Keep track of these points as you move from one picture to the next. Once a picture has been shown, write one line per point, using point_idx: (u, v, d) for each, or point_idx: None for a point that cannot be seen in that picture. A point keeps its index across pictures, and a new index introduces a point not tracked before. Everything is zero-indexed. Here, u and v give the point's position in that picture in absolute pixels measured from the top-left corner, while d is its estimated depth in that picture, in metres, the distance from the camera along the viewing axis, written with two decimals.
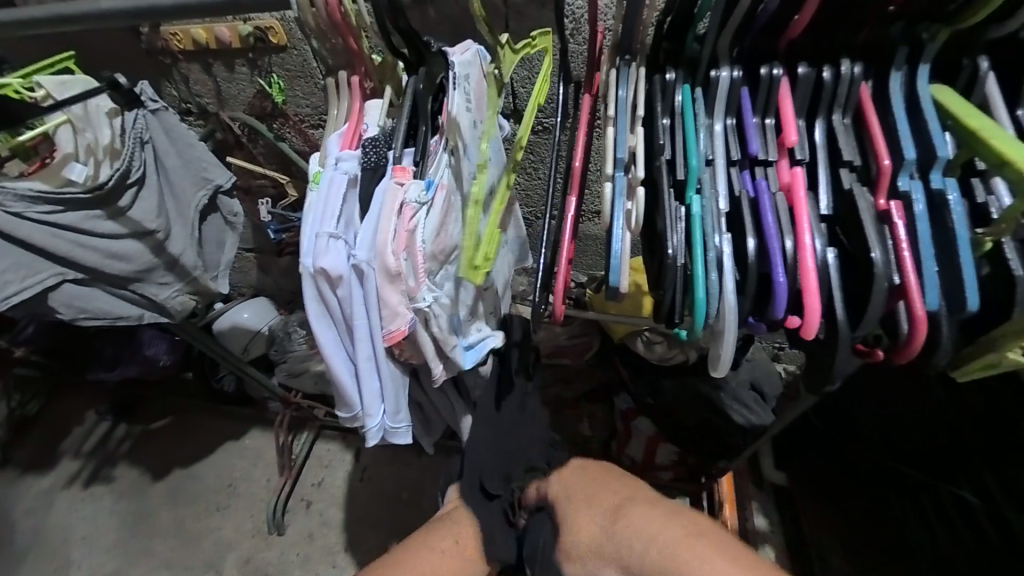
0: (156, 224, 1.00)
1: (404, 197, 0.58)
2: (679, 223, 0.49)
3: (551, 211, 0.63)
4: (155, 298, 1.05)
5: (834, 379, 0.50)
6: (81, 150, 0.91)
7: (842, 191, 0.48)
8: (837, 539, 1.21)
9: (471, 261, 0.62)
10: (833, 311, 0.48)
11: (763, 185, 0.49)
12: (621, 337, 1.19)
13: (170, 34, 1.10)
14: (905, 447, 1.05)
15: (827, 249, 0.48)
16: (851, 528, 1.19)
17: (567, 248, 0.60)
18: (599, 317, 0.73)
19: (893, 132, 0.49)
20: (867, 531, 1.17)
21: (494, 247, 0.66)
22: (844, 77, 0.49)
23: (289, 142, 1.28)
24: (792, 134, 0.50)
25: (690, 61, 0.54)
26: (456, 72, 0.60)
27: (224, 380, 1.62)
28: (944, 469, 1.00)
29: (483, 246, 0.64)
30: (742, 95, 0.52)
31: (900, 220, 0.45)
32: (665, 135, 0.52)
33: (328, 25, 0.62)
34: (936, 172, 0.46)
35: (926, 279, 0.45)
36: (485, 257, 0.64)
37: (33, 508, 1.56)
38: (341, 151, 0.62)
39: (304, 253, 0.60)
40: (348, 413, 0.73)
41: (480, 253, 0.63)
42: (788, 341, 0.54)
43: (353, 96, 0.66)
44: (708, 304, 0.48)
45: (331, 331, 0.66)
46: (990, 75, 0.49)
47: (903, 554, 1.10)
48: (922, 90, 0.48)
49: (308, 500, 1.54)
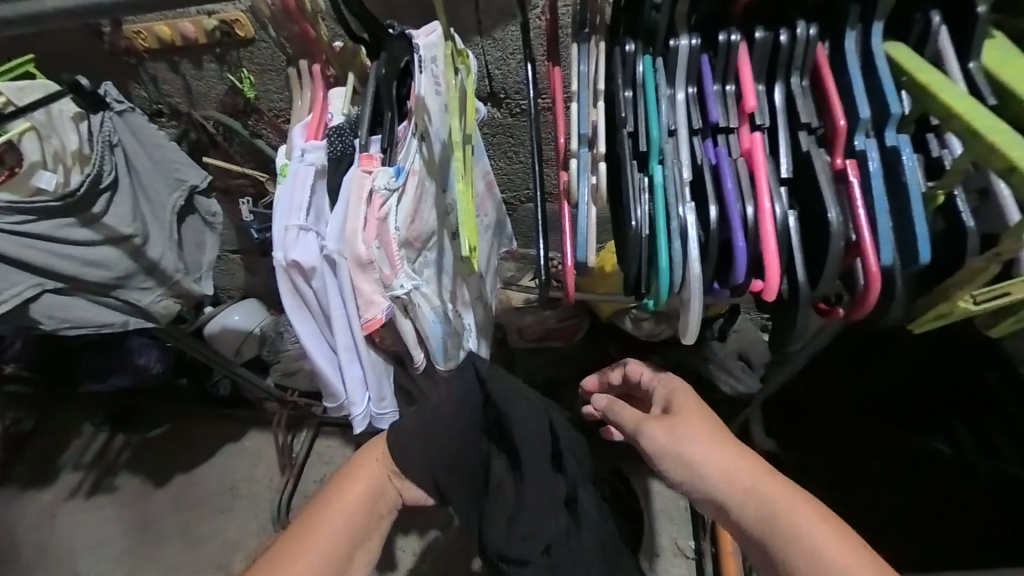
0: (132, 229, 0.98)
1: (372, 185, 0.58)
2: (643, 194, 0.50)
3: (538, 192, 0.64)
4: (138, 304, 1.04)
5: (798, 339, 0.51)
6: (49, 158, 0.90)
7: (800, 153, 0.49)
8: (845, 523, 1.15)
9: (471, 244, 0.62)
10: (793, 272, 0.49)
11: (723, 153, 0.50)
12: (609, 315, 1.20)
13: (132, 33, 1.07)
14: (907, 417, 1.08)
15: (788, 213, 0.48)
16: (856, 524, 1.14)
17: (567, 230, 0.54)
18: (587, 296, 0.77)
19: (848, 92, 0.49)
20: (857, 496, 1.13)
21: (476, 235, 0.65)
22: (800, 38, 0.50)
23: (265, 139, 1.26)
24: (751, 99, 0.51)
25: (649, 30, 0.53)
26: (422, 55, 0.60)
27: (219, 384, 1.60)
28: (928, 428, 1.06)
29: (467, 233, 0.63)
30: (702, 62, 0.52)
31: (855, 178, 0.46)
32: (628, 107, 0.51)
33: (282, 15, 0.60)
34: (890, 129, 0.47)
35: (880, 236, 0.45)
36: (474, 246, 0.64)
37: (37, 523, 1.57)
38: (306, 143, 0.62)
39: (275, 247, 0.60)
40: (336, 400, 0.73)
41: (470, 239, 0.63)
42: (753, 304, 0.54)
43: (315, 86, 0.65)
44: (671, 272, 0.49)
45: (310, 324, 0.66)
46: (941, 30, 0.50)
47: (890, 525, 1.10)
48: (875, 47, 0.49)
49: (311, 496, 1.56)
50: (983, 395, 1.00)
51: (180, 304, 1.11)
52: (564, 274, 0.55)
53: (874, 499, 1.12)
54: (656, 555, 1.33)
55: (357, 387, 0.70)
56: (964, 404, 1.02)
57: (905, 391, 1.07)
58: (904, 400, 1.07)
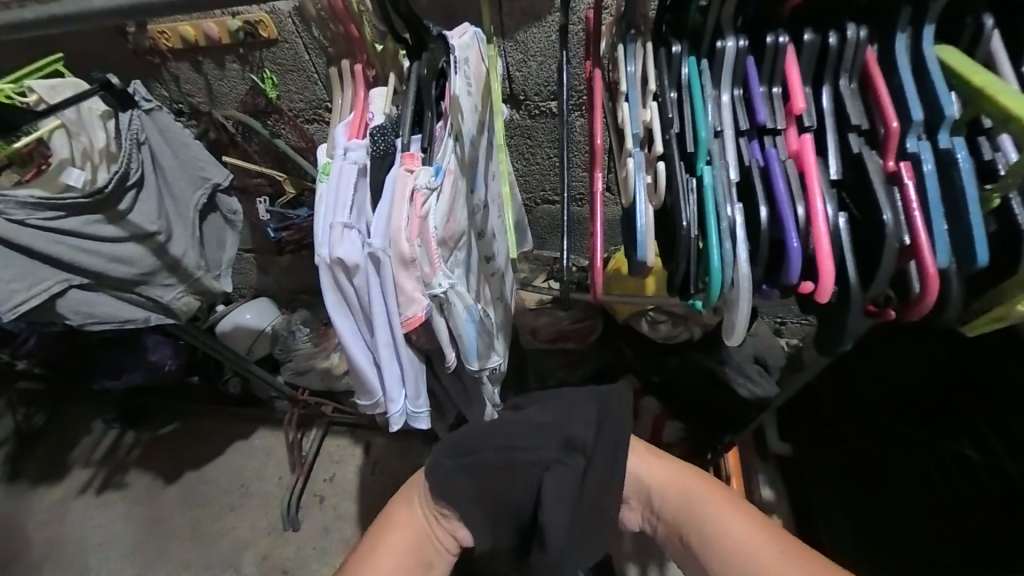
0: (156, 226, 0.99)
1: (414, 183, 0.58)
2: (691, 195, 0.50)
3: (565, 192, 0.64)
4: (160, 300, 1.04)
5: (848, 339, 0.51)
6: (77, 155, 0.90)
7: (850, 155, 0.49)
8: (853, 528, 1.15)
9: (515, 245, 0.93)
10: (845, 274, 0.49)
11: (772, 154, 0.50)
12: (625, 317, 1.20)
13: (157, 33, 1.08)
14: (920, 422, 1.10)
15: (839, 214, 0.48)
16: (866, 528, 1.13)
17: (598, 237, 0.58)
18: (608, 298, 0.75)
19: (899, 94, 0.49)
20: (858, 495, 1.17)
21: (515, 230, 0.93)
22: (850, 41, 0.50)
23: (284, 139, 1.27)
24: (800, 101, 0.50)
25: (694, 33, 0.54)
26: (457, 56, 0.61)
27: (230, 382, 1.61)
28: (945, 429, 1.05)
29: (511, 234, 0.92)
30: (748, 64, 0.52)
31: (910, 180, 0.46)
32: (674, 108, 0.52)
33: (328, 13, 0.60)
34: (943, 131, 0.47)
35: (936, 238, 0.46)
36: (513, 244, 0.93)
37: (48, 519, 1.57)
38: (348, 141, 0.62)
39: (320, 244, 0.60)
40: (372, 397, 0.73)
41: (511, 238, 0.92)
42: (799, 306, 0.54)
43: (356, 86, 0.65)
44: (723, 272, 0.48)
45: (349, 322, 0.67)
46: (994, 33, 0.50)
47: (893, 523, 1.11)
48: (927, 51, 0.49)
49: (320, 495, 1.56)
50: (982, 392, 1.00)
51: (200, 300, 1.12)
52: (591, 275, 0.60)
53: (879, 500, 1.14)
54: (668, 558, 1.32)
55: (396, 385, 0.70)
56: (964, 404, 1.02)
57: (907, 394, 1.11)
58: (904, 401, 1.12)
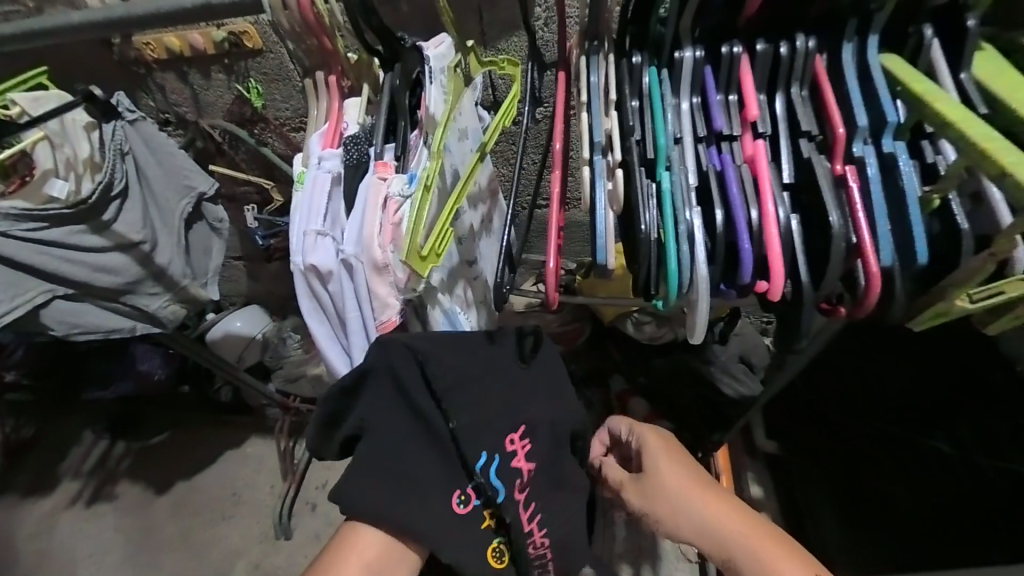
0: (141, 236, 0.99)
1: (387, 191, 0.59)
2: (651, 200, 0.52)
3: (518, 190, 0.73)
4: (146, 309, 1.05)
5: (802, 335, 0.53)
6: (61, 166, 0.91)
7: (802, 160, 0.51)
8: (843, 523, 1.17)
9: (415, 251, 0.57)
10: (797, 273, 0.51)
11: (728, 159, 0.52)
12: (611, 318, 1.22)
13: (142, 44, 1.09)
14: (906, 418, 1.11)
15: (790, 216, 0.50)
16: (863, 521, 1.15)
17: (553, 235, 0.60)
18: (586, 299, 0.77)
19: (846, 100, 0.52)
20: (847, 493, 1.18)
21: (445, 241, 0.61)
22: (800, 51, 0.52)
23: (271, 147, 1.28)
24: (754, 108, 0.53)
25: (655, 43, 0.56)
26: (432, 66, 0.64)
27: (222, 390, 1.59)
28: (942, 427, 1.07)
29: (432, 239, 0.60)
30: (706, 74, 0.55)
31: (855, 183, 0.49)
32: (635, 116, 0.54)
33: (302, 27, 0.62)
34: (887, 136, 0.50)
35: (880, 239, 0.48)
36: (435, 249, 0.60)
37: (37, 531, 1.56)
38: (323, 151, 0.64)
39: (294, 252, 0.62)
40: (351, 375, 0.64)
41: (428, 244, 0.59)
42: (759, 306, 0.56)
43: (331, 96, 0.67)
44: (681, 274, 0.50)
45: (325, 326, 0.68)
46: (934, 42, 0.53)
47: (902, 523, 1.10)
48: (871, 60, 0.52)
49: (313, 502, 1.56)
50: (981, 393, 1.03)
51: (187, 309, 1.13)
52: (546, 278, 0.61)
53: (873, 499, 1.14)
54: (659, 557, 1.34)
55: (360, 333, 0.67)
56: (962, 404, 1.05)
57: (900, 395, 1.12)
58: (899, 402, 1.11)
